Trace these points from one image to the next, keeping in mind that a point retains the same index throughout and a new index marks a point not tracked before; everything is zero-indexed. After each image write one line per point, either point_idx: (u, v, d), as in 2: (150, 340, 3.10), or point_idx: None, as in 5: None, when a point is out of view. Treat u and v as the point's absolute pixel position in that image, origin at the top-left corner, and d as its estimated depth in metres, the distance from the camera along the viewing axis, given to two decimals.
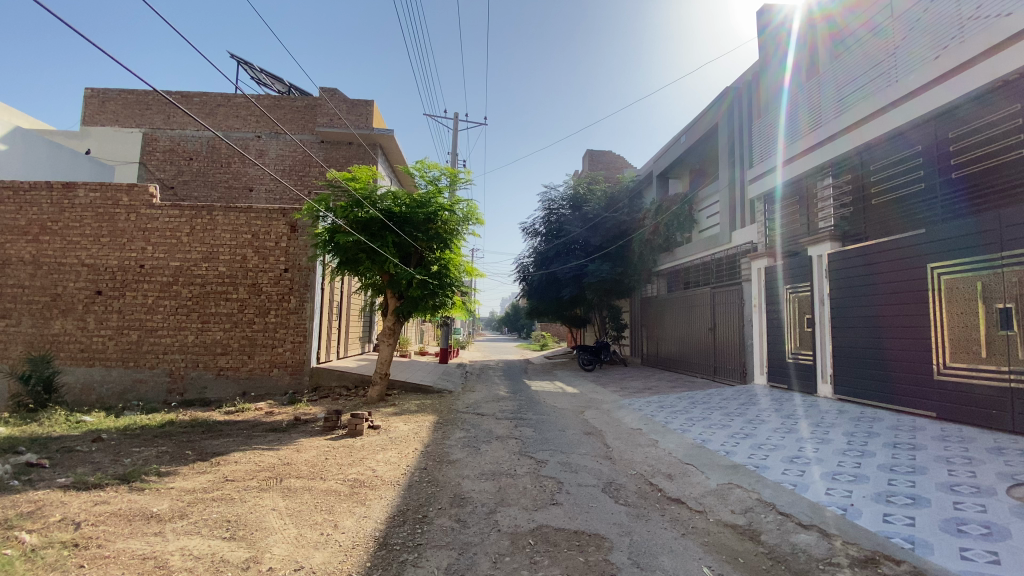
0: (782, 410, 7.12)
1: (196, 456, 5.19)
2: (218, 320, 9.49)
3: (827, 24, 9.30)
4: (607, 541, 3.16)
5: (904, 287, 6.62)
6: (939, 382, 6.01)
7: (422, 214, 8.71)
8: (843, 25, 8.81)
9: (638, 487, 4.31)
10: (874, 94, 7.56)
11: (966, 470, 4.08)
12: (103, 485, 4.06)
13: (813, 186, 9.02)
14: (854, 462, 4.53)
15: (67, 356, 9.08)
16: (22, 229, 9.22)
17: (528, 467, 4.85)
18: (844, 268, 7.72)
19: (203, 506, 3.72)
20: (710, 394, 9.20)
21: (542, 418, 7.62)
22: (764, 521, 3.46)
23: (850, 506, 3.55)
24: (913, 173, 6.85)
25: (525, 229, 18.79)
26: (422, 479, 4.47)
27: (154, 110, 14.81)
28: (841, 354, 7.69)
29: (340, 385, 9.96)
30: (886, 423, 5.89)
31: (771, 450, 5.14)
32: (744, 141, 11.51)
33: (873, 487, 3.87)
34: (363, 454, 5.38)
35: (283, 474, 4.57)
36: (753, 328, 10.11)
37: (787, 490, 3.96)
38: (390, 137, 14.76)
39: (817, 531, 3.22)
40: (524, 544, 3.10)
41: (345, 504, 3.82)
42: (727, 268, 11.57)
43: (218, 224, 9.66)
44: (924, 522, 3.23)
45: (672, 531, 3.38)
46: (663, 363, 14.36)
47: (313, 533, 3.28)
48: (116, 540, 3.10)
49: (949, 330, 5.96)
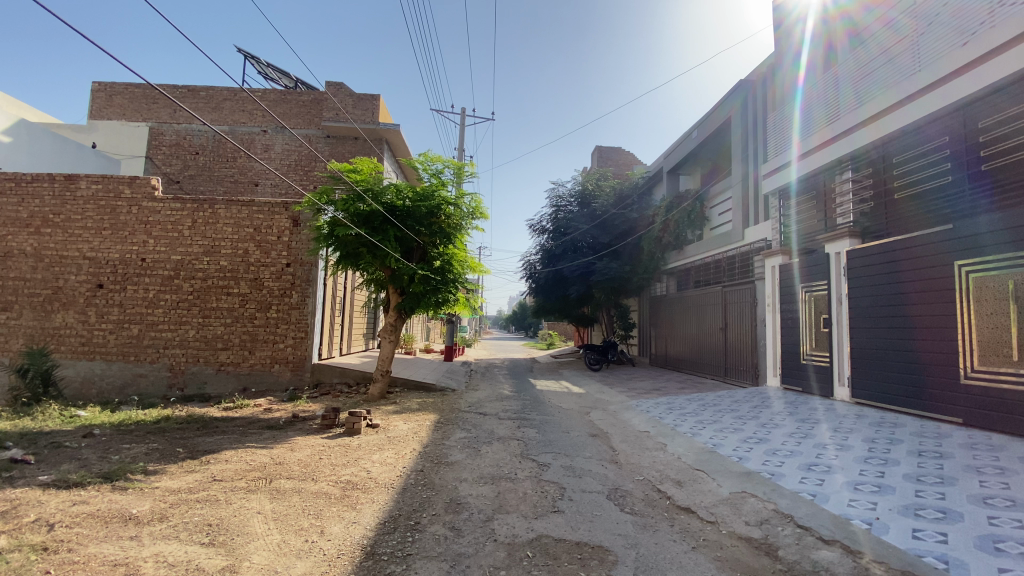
0: (797, 414, 6.82)
1: (186, 454, 5.02)
2: (219, 316, 9.36)
3: (841, 20, 8.95)
4: (611, 554, 2.93)
5: (930, 286, 6.25)
6: (966, 386, 5.68)
7: (425, 208, 8.43)
8: (858, 21, 8.48)
9: (645, 494, 4.07)
10: (891, 88, 7.27)
11: (1000, 481, 3.78)
12: (84, 484, 3.89)
13: (829, 183, 8.65)
14: (877, 470, 4.24)
15: (67, 349, 8.98)
16: (24, 221, 9.15)
17: (530, 471, 4.62)
18: (865, 267, 7.37)
19: (186, 508, 3.54)
20: (721, 396, 8.88)
21: (546, 419, 7.38)
22: (781, 535, 3.20)
23: (875, 520, 3.28)
24: (934, 170, 6.54)
25: (531, 225, 18.60)
26: (417, 483, 4.24)
27: (160, 104, 14.69)
28: (860, 356, 7.35)
29: (341, 382, 9.75)
30: (909, 429, 5.57)
31: (787, 456, 4.86)
32: (757, 138, 11.19)
33: (900, 499, 3.59)
34: (360, 454, 5.19)
35: (274, 475, 4.38)
36: (766, 328, 9.78)
37: (806, 501, 3.69)
38: (395, 132, 14.62)
39: (840, 547, 2.96)
40: (521, 557, 2.88)
41: (334, 508, 3.62)
42: (739, 266, 11.16)
43: (219, 217, 9.53)
44: (958, 539, 2.96)
45: (682, 544, 3.14)
46: (673, 365, 14.02)
47: (297, 540, 3.08)
48: (89, 544, 2.92)
49: (977, 331, 5.62)
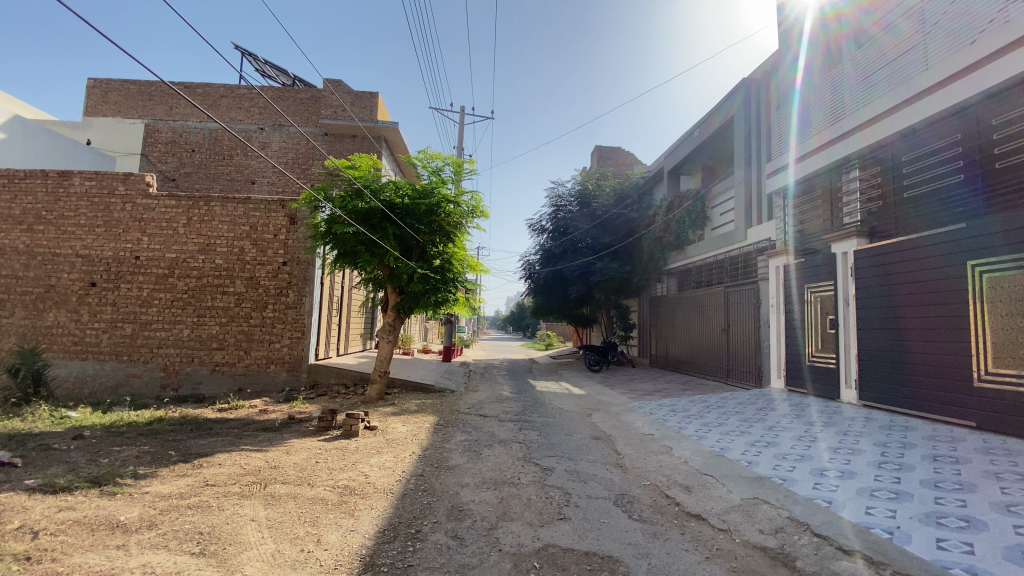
0: (804, 417, 6.69)
1: (179, 457, 4.86)
2: (214, 315, 9.20)
3: (838, 23, 8.89)
4: (622, 565, 2.79)
5: (941, 287, 6.13)
6: (979, 390, 5.54)
7: (425, 206, 8.28)
8: (855, 24, 8.41)
9: (653, 500, 3.94)
10: (888, 92, 7.22)
11: (1021, 488, 3.65)
12: (71, 489, 3.73)
13: (829, 184, 8.55)
14: (892, 476, 4.11)
15: (59, 348, 8.81)
16: (16, 219, 8.97)
17: (533, 475, 4.49)
18: (871, 268, 7.25)
19: (176, 515, 3.39)
20: (725, 398, 8.77)
21: (547, 421, 7.24)
22: (799, 545, 3.07)
23: (896, 529, 3.15)
24: (933, 171, 6.48)
25: (531, 225, 18.48)
26: (417, 488, 4.10)
27: (156, 100, 14.51)
28: (867, 358, 7.22)
29: (338, 383, 9.59)
30: (922, 433, 5.44)
31: (796, 461, 4.73)
32: (758, 140, 11.12)
33: (920, 506, 3.46)
34: (358, 457, 5.04)
35: (268, 479, 4.23)
36: (770, 329, 9.67)
37: (821, 508, 3.56)
38: (395, 130, 14.48)
39: (861, 559, 2.83)
40: (528, 568, 2.74)
41: (332, 515, 3.47)
42: (741, 266, 11.06)
43: (215, 214, 9.36)
44: (986, 550, 2.83)
45: (696, 554, 3.01)
46: (674, 366, 13.90)
47: (292, 549, 2.93)
48: (74, 554, 2.77)
49: (991, 331, 5.49)
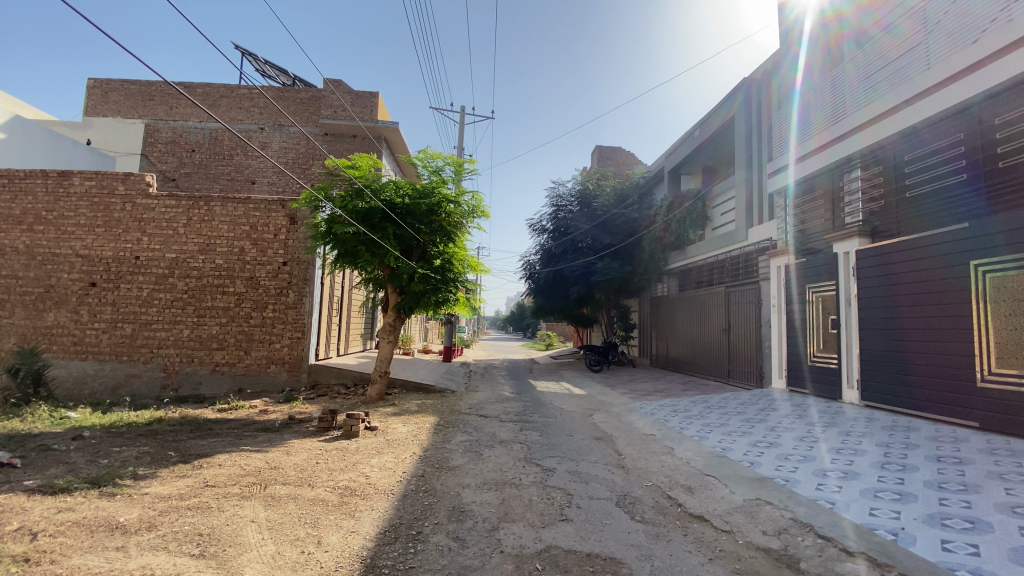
0: (806, 417, 6.67)
1: (179, 458, 4.84)
2: (214, 315, 9.18)
3: (838, 23, 8.88)
4: (624, 567, 2.77)
5: (943, 287, 6.11)
6: (983, 390, 5.52)
7: (425, 206, 8.26)
8: (855, 25, 8.39)
9: (655, 501, 3.92)
10: (888, 93, 7.21)
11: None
12: (70, 490, 3.71)
13: (830, 184, 8.54)
14: (896, 477, 4.08)
15: (58, 349, 8.79)
16: (17, 219, 8.96)
17: (535, 476, 4.46)
18: (873, 268, 7.23)
19: (175, 516, 3.38)
20: (726, 398, 8.74)
21: (547, 421, 7.22)
22: (802, 547, 3.05)
23: (901, 531, 3.13)
24: (935, 171, 6.45)
25: (531, 225, 18.46)
26: (418, 489, 4.08)
27: (156, 100, 14.49)
28: (870, 358, 7.19)
29: (338, 383, 9.57)
30: (924, 433, 5.42)
31: (799, 462, 4.71)
32: (758, 140, 11.10)
33: (924, 508, 3.44)
34: (358, 458, 5.02)
35: (268, 480, 4.22)
36: (771, 329, 9.65)
37: (824, 509, 3.54)
38: (395, 129, 14.46)
39: (866, 560, 2.81)
40: (530, 569, 2.72)
41: (332, 516, 3.45)
42: (742, 266, 11.04)
43: (215, 214, 9.34)
44: (991, 552, 2.81)
45: (698, 555, 2.99)
46: (674, 366, 13.87)
47: (293, 551, 2.91)
48: (73, 555, 2.75)
49: (994, 331, 5.47)
